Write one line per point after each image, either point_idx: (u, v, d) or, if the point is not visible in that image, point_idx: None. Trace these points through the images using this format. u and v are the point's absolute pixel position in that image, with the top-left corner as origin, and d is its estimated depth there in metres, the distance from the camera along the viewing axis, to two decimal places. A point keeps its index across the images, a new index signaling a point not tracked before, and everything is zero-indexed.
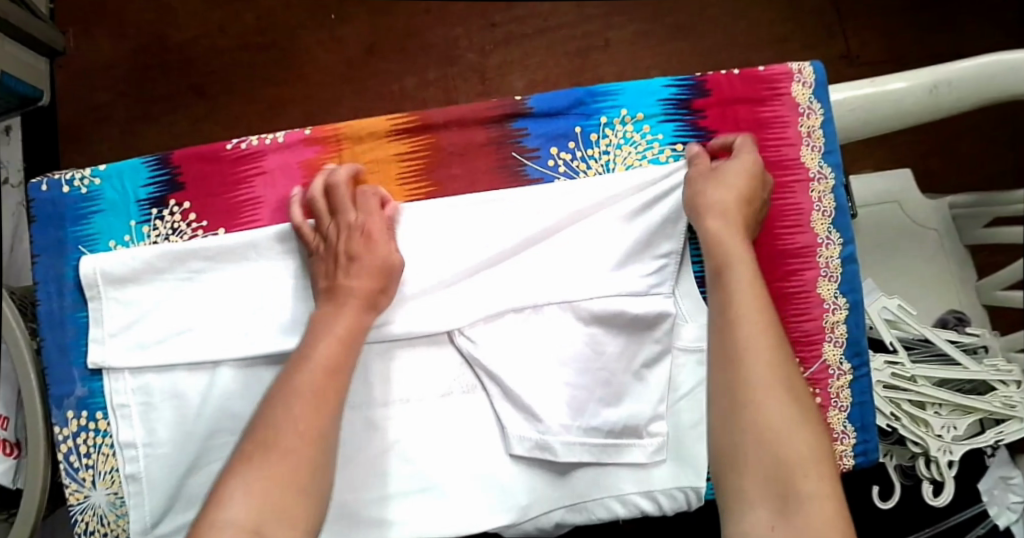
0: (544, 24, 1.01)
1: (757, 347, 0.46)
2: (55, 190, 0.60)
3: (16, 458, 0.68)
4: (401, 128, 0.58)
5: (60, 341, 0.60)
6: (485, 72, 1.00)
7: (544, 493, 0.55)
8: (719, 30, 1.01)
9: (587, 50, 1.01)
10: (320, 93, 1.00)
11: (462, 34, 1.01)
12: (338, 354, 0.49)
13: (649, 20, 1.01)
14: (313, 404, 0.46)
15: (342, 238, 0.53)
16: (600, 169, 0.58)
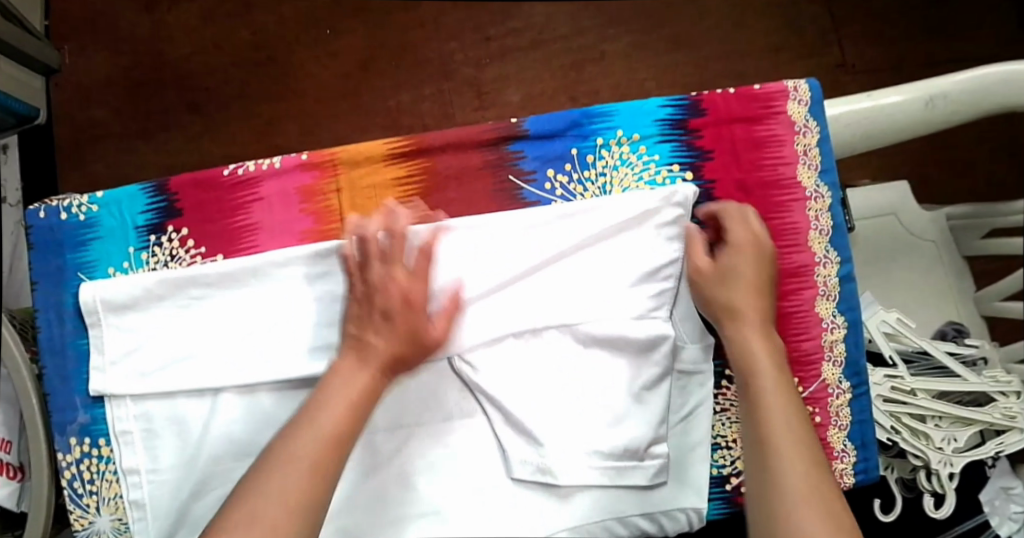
0: (540, 36, 1.01)
1: (776, 398, 0.47)
2: (53, 217, 0.60)
3: (19, 481, 0.69)
4: (397, 152, 0.58)
5: (61, 369, 0.60)
6: (481, 86, 1.01)
7: (544, 515, 0.55)
8: (714, 40, 1.01)
9: (583, 63, 1.01)
10: (316, 109, 1.01)
11: (457, 48, 1.01)
12: (349, 419, 0.47)
13: (645, 32, 1.01)
14: (313, 472, 0.44)
15: (382, 294, 0.52)
16: (597, 191, 0.58)
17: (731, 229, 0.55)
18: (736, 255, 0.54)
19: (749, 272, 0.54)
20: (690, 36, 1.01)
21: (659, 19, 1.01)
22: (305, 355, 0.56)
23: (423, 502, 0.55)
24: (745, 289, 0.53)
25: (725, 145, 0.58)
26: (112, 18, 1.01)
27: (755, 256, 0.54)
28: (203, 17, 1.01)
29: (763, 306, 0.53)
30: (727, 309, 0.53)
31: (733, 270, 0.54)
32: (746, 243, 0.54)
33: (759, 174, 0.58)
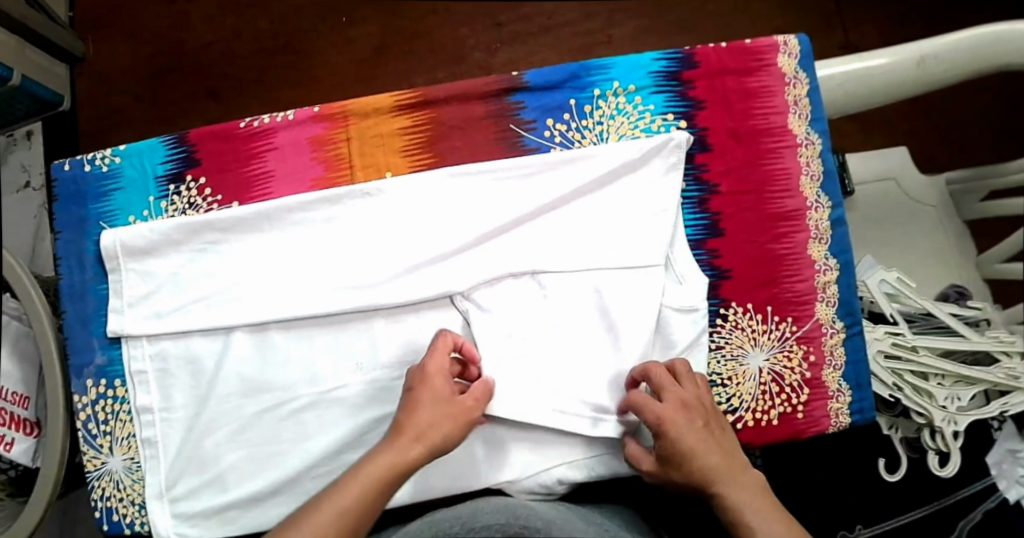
0: (548, 22, 1.05)
1: (759, 519, 0.50)
2: (77, 170, 0.64)
3: (35, 438, 0.72)
4: (403, 104, 0.61)
5: (81, 313, 0.63)
6: (492, 70, 1.04)
7: (546, 451, 0.57)
8: (717, 25, 1.04)
9: (590, 47, 1.04)
10: (332, 94, 1.05)
11: (468, 34, 1.05)
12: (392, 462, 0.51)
13: (650, 17, 1.04)
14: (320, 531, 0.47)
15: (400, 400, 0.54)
16: (594, 139, 0.60)
17: (664, 391, 0.54)
18: (673, 417, 0.53)
19: (689, 426, 0.53)
20: (696, 21, 1.04)
21: (664, 5, 1.04)
22: (315, 294, 0.59)
23: None
24: (689, 441, 0.52)
25: (718, 96, 0.60)
26: (136, 10, 1.06)
27: (694, 417, 0.53)
28: (224, 8, 1.06)
29: (717, 450, 0.53)
30: (677, 459, 0.52)
31: (679, 432, 0.52)
32: (678, 402, 0.53)
33: (752, 123, 0.60)
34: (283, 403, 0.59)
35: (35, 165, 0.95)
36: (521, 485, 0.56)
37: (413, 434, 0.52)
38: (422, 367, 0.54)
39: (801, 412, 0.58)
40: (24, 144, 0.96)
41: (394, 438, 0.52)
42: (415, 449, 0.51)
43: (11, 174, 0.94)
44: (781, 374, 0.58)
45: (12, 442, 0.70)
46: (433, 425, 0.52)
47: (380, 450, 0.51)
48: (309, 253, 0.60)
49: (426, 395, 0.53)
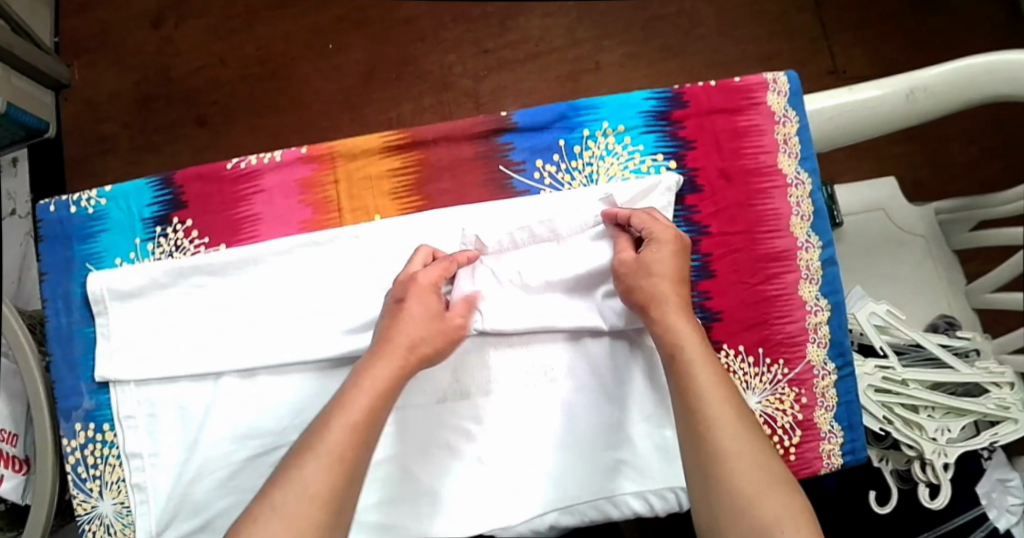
0: (536, 49, 1.04)
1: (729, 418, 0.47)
2: (62, 211, 0.63)
3: (24, 475, 0.72)
4: (391, 145, 0.60)
5: (68, 355, 0.63)
6: (480, 97, 1.02)
7: (536, 496, 0.56)
8: (706, 47, 1.04)
9: (578, 74, 1.03)
10: (320, 118, 1.02)
11: (456, 61, 1.04)
12: (370, 413, 0.48)
13: (637, 43, 1.04)
14: (328, 462, 0.44)
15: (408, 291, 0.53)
16: (584, 180, 0.59)
17: (652, 228, 0.55)
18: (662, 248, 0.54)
19: (671, 256, 0.54)
20: (684, 46, 1.04)
21: (650, 32, 1.04)
22: (303, 341, 0.58)
23: (419, 485, 0.56)
24: (666, 281, 0.53)
25: (707, 135, 0.60)
26: (124, 36, 1.05)
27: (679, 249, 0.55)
28: (213, 34, 1.05)
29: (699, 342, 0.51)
30: (650, 303, 0.52)
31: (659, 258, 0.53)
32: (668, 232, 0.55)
33: (741, 162, 0.60)
34: (272, 449, 0.59)
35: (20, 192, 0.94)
36: (512, 531, 0.56)
37: (404, 349, 0.51)
38: (415, 278, 0.53)
39: (792, 454, 0.58)
40: (9, 170, 0.94)
41: (385, 354, 0.50)
42: (408, 364, 0.51)
43: None
44: (773, 417, 0.58)
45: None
46: (438, 337, 0.53)
47: (351, 397, 0.48)
48: (299, 295, 0.59)
49: (418, 309, 0.52)
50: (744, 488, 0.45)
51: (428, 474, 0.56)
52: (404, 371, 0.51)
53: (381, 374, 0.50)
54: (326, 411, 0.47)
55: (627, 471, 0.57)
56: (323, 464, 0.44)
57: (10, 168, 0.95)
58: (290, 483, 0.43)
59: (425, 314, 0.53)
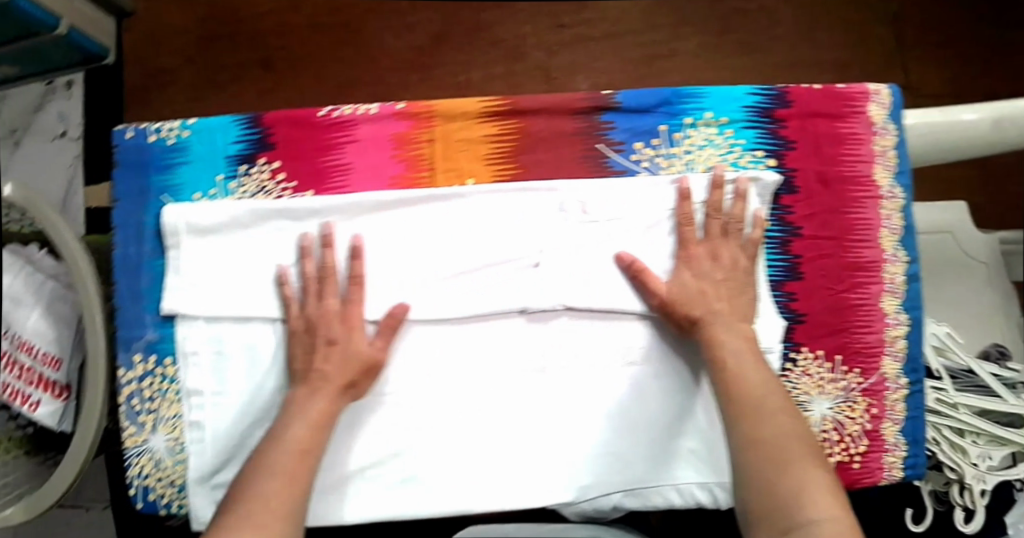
0: (612, 29, 0.98)
1: (767, 400, 0.52)
2: (140, 138, 0.62)
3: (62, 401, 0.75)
4: (491, 110, 0.59)
5: (134, 286, 0.62)
6: (551, 71, 0.97)
7: (607, 478, 0.59)
8: (785, 49, 0.98)
9: (653, 59, 0.97)
10: (388, 78, 0.99)
11: (530, 32, 0.99)
12: (310, 437, 0.54)
13: (716, 34, 0.98)
14: (284, 482, 0.51)
15: (323, 326, 0.58)
16: (682, 168, 0.58)
17: (719, 252, 0.57)
18: (714, 275, 0.57)
19: (722, 284, 0.57)
20: (763, 43, 0.97)
21: (732, 24, 0.98)
22: (388, 298, 0.59)
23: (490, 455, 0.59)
24: (721, 298, 0.56)
25: (807, 138, 0.59)
26: None
27: (718, 271, 0.57)
28: None
29: (739, 337, 0.55)
30: (704, 316, 0.55)
31: (687, 286, 0.56)
32: (702, 254, 0.57)
33: (839, 169, 0.60)
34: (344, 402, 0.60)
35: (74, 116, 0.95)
36: (577, 508, 0.60)
37: (341, 382, 0.56)
38: (348, 314, 0.58)
39: (857, 461, 0.60)
40: (64, 93, 0.95)
41: (321, 389, 0.56)
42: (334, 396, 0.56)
43: (48, 122, 0.94)
44: (843, 423, 0.60)
45: (38, 404, 0.73)
46: (358, 377, 0.57)
47: (292, 426, 0.54)
48: (391, 253, 0.60)
49: (350, 352, 0.57)
50: (766, 463, 0.49)
51: (478, 470, 0.59)
52: (338, 401, 0.56)
53: (317, 405, 0.55)
54: (268, 442, 0.54)
55: (694, 460, 0.60)
56: (281, 481, 0.51)
57: (66, 92, 0.95)
58: (247, 506, 0.50)
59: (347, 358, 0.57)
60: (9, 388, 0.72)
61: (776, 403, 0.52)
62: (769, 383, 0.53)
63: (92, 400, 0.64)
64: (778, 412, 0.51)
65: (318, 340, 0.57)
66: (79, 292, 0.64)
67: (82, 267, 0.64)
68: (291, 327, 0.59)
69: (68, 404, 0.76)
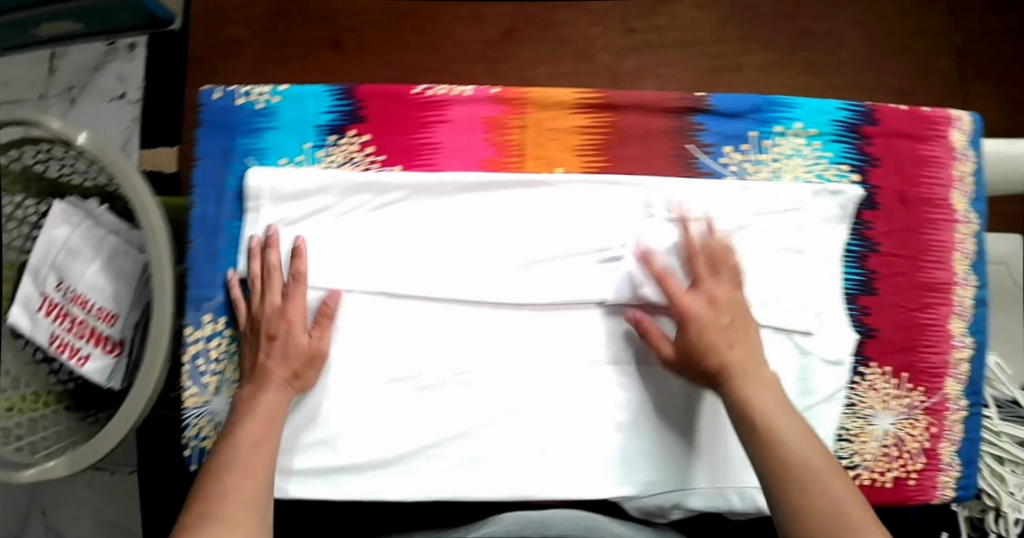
0: (683, 37, 0.99)
1: (805, 448, 0.50)
2: (228, 100, 0.62)
3: (113, 357, 0.75)
4: (585, 102, 0.60)
5: (210, 246, 0.62)
6: (619, 75, 0.98)
7: (668, 475, 0.60)
8: (851, 73, 0.98)
9: (720, 70, 0.98)
10: (455, 68, 0.99)
11: (600, 33, 0.99)
12: (264, 430, 0.54)
13: (784, 51, 0.99)
14: (246, 476, 0.51)
15: (264, 321, 0.58)
16: (768, 175, 0.60)
17: (720, 290, 0.56)
18: (721, 319, 0.55)
19: (731, 327, 0.55)
20: (830, 64, 0.98)
21: (800, 43, 0.99)
22: (469, 278, 0.60)
23: (546, 444, 0.60)
24: (735, 337, 0.55)
25: (891, 157, 0.60)
26: None
27: (721, 315, 0.55)
28: None
29: (768, 383, 0.54)
30: (724, 359, 0.54)
31: (702, 331, 0.55)
32: (700, 301, 0.55)
33: (919, 191, 0.61)
34: (414, 377, 0.61)
35: (132, 78, 0.99)
36: (637, 502, 0.60)
37: (281, 378, 0.57)
38: (285, 312, 0.58)
39: (913, 478, 0.61)
40: (125, 55, 0.99)
41: (262, 384, 0.56)
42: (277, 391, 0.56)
43: (108, 82, 0.99)
44: (903, 439, 0.61)
45: (89, 358, 0.74)
46: (302, 368, 0.58)
47: (246, 422, 0.54)
48: (474, 233, 0.60)
49: (289, 348, 0.57)
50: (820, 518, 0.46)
51: (495, 480, 0.59)
52: (282, 396, 0.57)
53: (266, 399, 0.56)
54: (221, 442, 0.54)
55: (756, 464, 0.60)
56: (240, 472, 0.51)
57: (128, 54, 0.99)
58: (214, 496, 0.49)
59: (290, 352, 0.57)
60: (59, 340, 0.74)
61: (819, 454, 0.50)
62: (805, 432, 0.51)
63: (150, 362, 0.65)
64: (818, 461, 0.49)
65: (262, 336, 0.58)
66: (152, 254, 0.64)
67: (153, 222, 0.64)
68: (241, 330, 0.60)
69: (119, 360, 0.75)
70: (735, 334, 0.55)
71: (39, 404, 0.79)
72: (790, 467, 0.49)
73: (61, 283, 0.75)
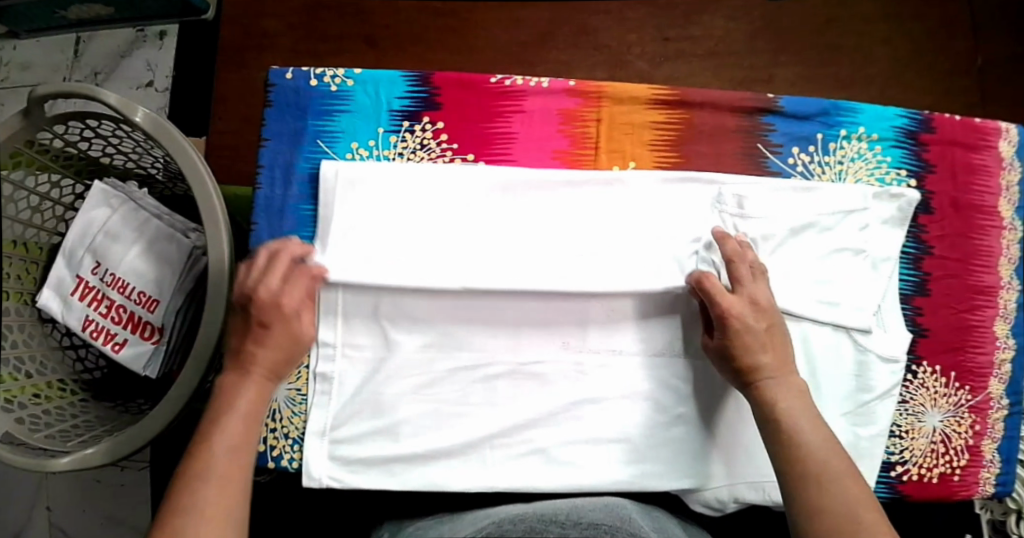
0: (715, 48, 1.02)
1: (818, 444, 0.50)
2: (301, 81, 0.62)
3: (151, 344, 0.71)
4: (660, 99, 0.62)
5: (275, 227, 0.60)
6: (652, 81, 1.01)
7: (730, 466, 0.59)
8: (873, 91, 1.03)
9: (750, 82, 1.01)
10: (494, 68, 1.00)
11: (635, 41, 1.02)
12: (244, 432, 0.50)
13: (810, 66, 1.02)
14: (221, 485, 0.47)
15: (257, 304, 0.53)
16: (832, 176, 0.62)
17: (757, 296, 0.55)
18: (756, 324, 0.54)
19: (764, 333, 0.54)
20: (853, 81, 1.03)
21: (827, 59, 1.03)
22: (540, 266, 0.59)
23: (614, 434, 0.58)
24: (767, 342, 0.54)
25: (945, 164, 0.64)
26: None
27: (760, 319, 0.55)
28: None
29: (793, 386, 0.54)
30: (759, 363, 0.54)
31: (741, 331, 0.54)
32: (742, 303, 0.55)
33: (969, 197, 0.64)
34: (478, 366, 0.59)
35: (161, 65, 0.99)
36: (698, 495, 0.59)
37: (265, 372, 0.53)
38: (279, 304, 0.53)
39: (957, 474, 0.62)
40: (154, 42, 1.00)
41: (241, 380, 0.52)
42: (263, 387, 0.52)
43: (137, 69, 0.99)
44: (950, 436, 0.63)
45: (125, 344, 0.71)
46: (287, 357, 0.54)
47: (229, 422, 0.50)
48: (545, 223, 0.60)
49: (280, 335, 0.53)
50: (828, 515, 0.47)
51: (534, 471, 0.57)
52: (264, 394, 0.52)
53: (246, 398, 0.51)
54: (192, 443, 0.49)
55: None
56: (217, 485, 0.47)
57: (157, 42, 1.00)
58: (187, 512, 0.45)
59: (279, 338, 0.53)
60: (94, 325, 0.71)
61: (836, 456, 0.50)
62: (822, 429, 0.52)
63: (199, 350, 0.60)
64: (831, 457, 0.50)
65: (250, 319, 0.53)
66: (208, 235, 0.60)
67: (212, 198, 0.61)
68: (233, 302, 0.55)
69: (158, 347, 0.71)
70: (770, 339, 0.55)
71: (65, 391, 0.73)
72: (807, 461, 0.50)
73: (97, 266, 0.72)
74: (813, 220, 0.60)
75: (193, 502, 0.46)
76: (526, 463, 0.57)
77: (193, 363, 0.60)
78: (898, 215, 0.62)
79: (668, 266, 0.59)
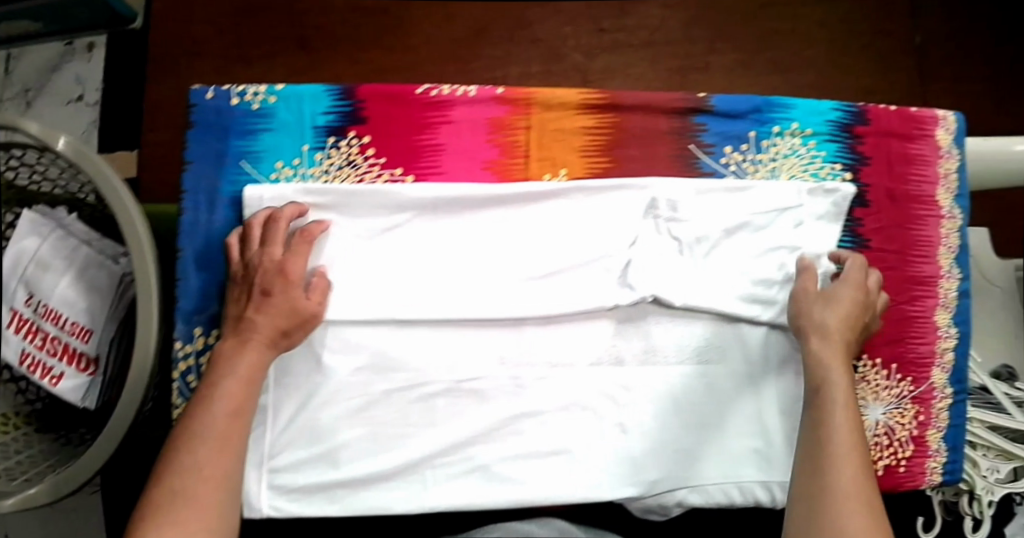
0: (651, 36, 1.00)
1: (846, 443, 0.49)
2: (221, 100, 0.60)
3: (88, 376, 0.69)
4: (590, 103, 0.61)
5: (201, 253, 0.59)
6: (588, 74, 0.99)
7: (672, 471, 0.58)
8: (815, 72, 1.02)
9: (687, 70, 1.00)
10: (432, 67, 0.99)
11: (570, 33, 1.00)
12: (242, 396, 0.49)
13: (749, 51, 1.01)
14: (217, 446, 0.47)
15: (260, 271, 0.54)
16: (767, 174, 0.62)
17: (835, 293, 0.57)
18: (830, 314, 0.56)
19: (836, 321, 0.55)
20: (791, 64, 1.02)
21: (767, 43, 1.02)
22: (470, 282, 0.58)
23: (550, 445, 0.58)
24: (838, 339, 0.55)
25: (881, 154, 0.63)
26: None
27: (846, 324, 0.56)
28: None
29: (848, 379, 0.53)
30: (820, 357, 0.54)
31: (812, 319, 0.56)
32: (816, 302, 0.57)
33: (906, 187, 0.64)
34: (415, 385, 0.57)
35: (90, 79, 0.95)
36: (640, 503, 0.58)
37: (266, 338, 0.52)
38: (283, 270, 0.53)
39: (903, 465, 0.62)
40: (83, 55, 0.96)
41: (238, 348, 0.51)
42: (264, 352, 0.52)
43: (66, 84, 0.95)
44: (894, 428, 0.62)
45: (61, 378, 0.68)
46: (291, 327, 0.53)
47: (222, 385, 0.49)
48: (474, 235, 0.59)
49: (280, 304, 0.53)
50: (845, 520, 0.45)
51: (473, 490, 0.56)
52: (263, 359, 0.52)
53: (246, 359, 0.51)
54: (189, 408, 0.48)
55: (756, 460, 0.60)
56: (212, 447, 0.46)
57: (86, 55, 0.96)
58: (181, 467, 0.45)
59: (286, 307, 0.53)
60: (30, 359, 0.67)
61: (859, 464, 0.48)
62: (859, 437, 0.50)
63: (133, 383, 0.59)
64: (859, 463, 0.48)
65: (253, 288, 0.53)
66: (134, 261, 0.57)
67: (136, 219, 0.58)
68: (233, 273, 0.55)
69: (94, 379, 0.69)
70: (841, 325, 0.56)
71: (7, 426, 0.71)
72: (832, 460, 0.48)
73: (32, 297, 0.68)
74: (745, 221, 0.60)
75: (187, 461, 0.45)
76: (463, 480, 0.56)
77: (127, 395, 0.58)
78: (835, 210, 0.61)
79: (597, 274, 0.59)
